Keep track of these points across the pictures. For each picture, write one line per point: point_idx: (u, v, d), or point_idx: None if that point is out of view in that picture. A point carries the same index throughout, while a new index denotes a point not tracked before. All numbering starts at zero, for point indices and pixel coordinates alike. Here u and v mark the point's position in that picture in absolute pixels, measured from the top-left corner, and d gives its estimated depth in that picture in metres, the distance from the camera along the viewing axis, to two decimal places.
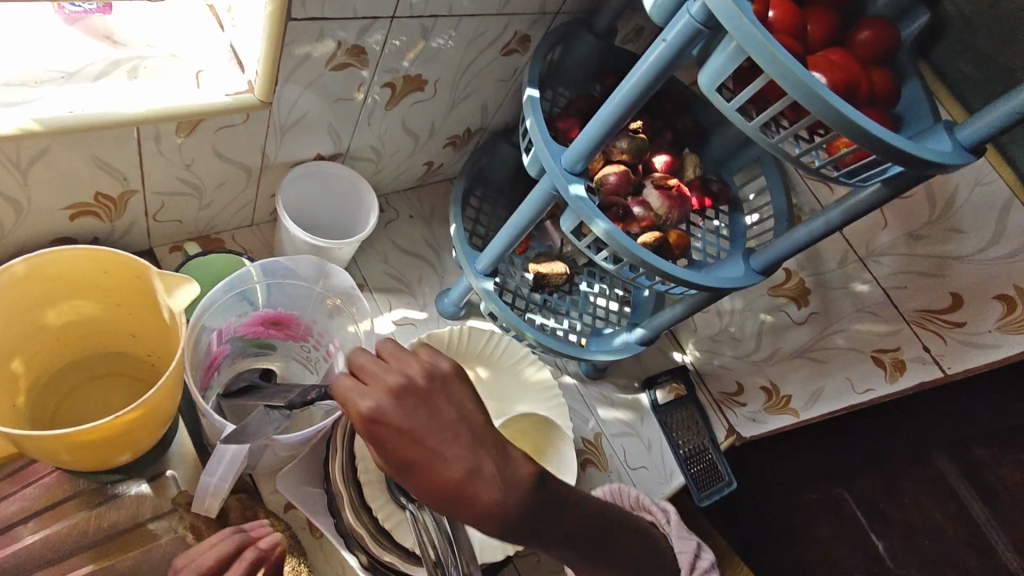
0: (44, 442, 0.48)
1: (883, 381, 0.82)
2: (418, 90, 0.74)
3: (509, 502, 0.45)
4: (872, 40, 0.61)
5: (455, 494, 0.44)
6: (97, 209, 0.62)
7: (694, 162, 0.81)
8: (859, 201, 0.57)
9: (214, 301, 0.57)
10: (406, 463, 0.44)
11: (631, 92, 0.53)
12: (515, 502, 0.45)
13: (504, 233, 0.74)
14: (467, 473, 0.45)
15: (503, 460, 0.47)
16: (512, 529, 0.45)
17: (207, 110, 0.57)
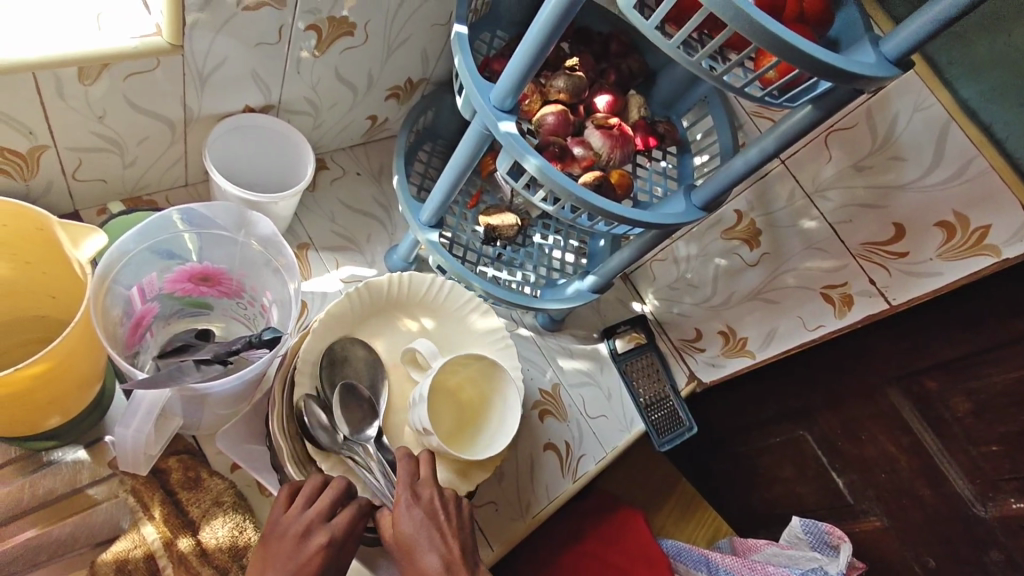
0: None
1: (832, 317, 0.83)
2: (347, 35, 0.71)
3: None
4: None
5: (403, 515, 0.55)
6: (6, 166, 0.60)
7: (638, 103, 0.78)
8: (791, 124, 0.56)
9: (128, 254, 0.56)
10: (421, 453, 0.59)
11: (553, 15, 0.51)
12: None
13: (443, 180, 0.72)
14: (425, 517, 0.54)
15: (445, 548, 0.53)
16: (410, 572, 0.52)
17: (113, 56, 0.54)
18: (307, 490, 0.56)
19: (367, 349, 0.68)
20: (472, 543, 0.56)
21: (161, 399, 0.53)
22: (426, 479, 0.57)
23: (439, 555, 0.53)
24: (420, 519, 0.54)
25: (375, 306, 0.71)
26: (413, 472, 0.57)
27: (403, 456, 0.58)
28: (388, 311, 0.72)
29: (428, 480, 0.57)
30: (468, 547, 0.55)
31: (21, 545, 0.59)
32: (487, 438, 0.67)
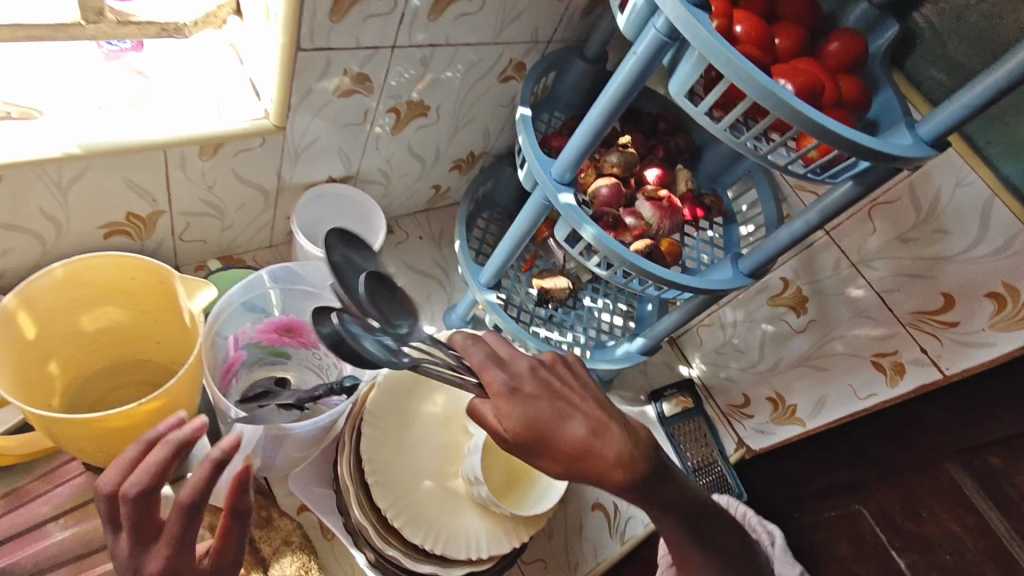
0: (73, 433, 0.50)
1: (884, 385, 0.83)
2: (421, 116, 0.80)
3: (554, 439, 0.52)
4: (842, 50, 0.64)
5: (514, 397, 0.52)
6: (128, 228, 0.68)
7: (685, 177, 0.84)
8: (833, 199, 0.60)
9: (230, 304, 0.62)
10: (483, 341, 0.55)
11: (611, 101, 0.56)
12: (571, 447, 0.52)
13: (502, 246, 0.78)
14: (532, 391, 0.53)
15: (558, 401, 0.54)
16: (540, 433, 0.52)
17: (228, 135, 0.63)
18: (107, 513, 0.44)
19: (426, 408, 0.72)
20: (620, 420, 0.57)
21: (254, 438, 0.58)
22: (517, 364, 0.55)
23: (579, 423, 0.54)
24: (542, 411, 0.52)
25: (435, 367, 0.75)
26: (490, 353, 0.54)
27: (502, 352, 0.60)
28: None
29: (519, 365, 0.55)
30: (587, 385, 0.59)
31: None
32: (534, 497, 0.69)
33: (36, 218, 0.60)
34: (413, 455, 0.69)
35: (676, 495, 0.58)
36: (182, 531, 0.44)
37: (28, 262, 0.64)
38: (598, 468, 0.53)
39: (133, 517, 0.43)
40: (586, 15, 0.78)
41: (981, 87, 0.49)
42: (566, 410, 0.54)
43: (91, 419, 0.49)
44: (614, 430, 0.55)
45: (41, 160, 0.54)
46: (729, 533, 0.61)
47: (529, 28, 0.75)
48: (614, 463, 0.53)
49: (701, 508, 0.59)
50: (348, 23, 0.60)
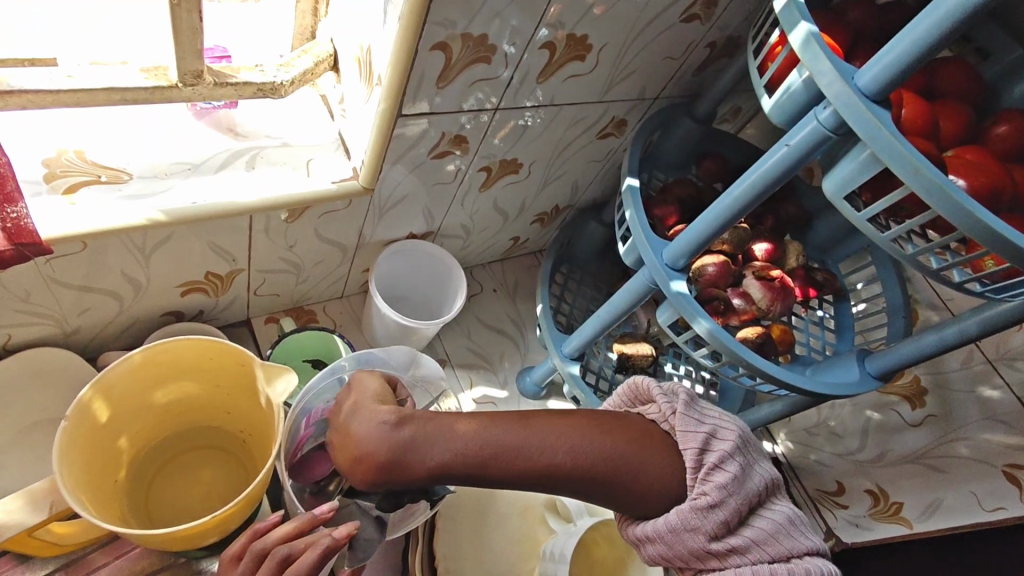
0: (148, 543, 0.46)
1: (1017, 502, 0.75)
2: (512, 173, 0.74)
3: (353, 477, 0.45)
4: (1013, 134, 0.55)
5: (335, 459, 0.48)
6: (206, 285, 0.64)
7: (797, 250, 0.75)
8: (1001, 311, 0.51)
9: (312, 387, 0.57)
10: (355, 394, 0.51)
11: (748, 190, 0.49)
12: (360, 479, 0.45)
13: (594, 319, 0.71)
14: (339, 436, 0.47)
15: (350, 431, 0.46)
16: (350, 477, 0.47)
17: (316, 197, 0.59)
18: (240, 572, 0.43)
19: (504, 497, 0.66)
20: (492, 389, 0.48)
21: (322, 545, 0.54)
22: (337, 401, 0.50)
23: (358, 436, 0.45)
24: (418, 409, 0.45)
25: None
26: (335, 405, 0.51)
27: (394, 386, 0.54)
28: None
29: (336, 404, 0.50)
30: (372, 406, 0.47)
31: None
32: None
33: (114, 278, 0.56)
34: (488, 550, 0.63)
35: (472, 438, 0.44)
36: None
37: (104, 318, 0.61)
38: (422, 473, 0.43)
39: None
40: (700, 71, 0.72)
41: None
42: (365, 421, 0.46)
43: (169, 534, 0.44)
44: (369, 412, 0.46)
45: (126, 228, 0.50)
46: (555, 445, 0.44)
47: (638, 87, 0.69)
48: (352, 456, 0.45)
49: (494, 453, 0.43)
50: (454, 88, 0.56)
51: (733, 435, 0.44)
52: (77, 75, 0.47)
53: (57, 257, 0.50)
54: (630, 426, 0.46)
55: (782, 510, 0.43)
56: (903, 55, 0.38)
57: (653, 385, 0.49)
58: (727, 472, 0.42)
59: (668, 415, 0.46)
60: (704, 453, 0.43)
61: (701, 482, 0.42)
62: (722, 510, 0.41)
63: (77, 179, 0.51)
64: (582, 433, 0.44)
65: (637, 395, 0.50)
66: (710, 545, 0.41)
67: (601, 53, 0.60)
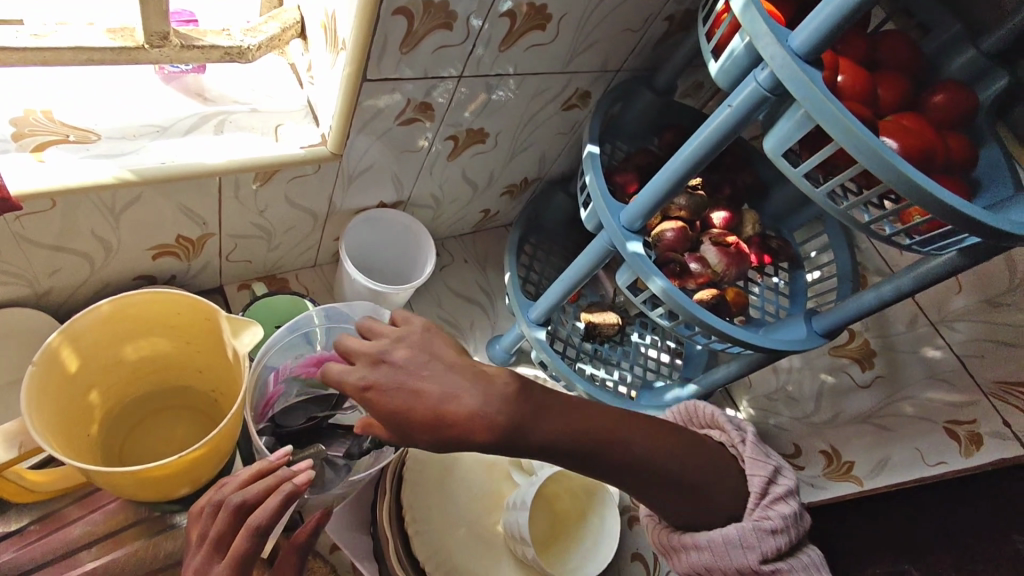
0: (116, 483, 0.48)
1: (957, 454, 0.76)
2: (479, 143, 0.77)
3: (468, 435, 0.44)
4: (948, 103, 0.59)
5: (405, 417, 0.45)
6: (177, 249, 0.66)
7: (753, 219, 0.79)
8: (934, 267, 0.54)
9: (274, 342, 0.59)
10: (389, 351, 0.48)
11: (696, 152, 0.52)
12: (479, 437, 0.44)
13: (558, 284, 0.74)
14: (428, 399, 0.45)
15: (473, 378, 0.47)
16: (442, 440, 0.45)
17: (284, 160, 0.60)
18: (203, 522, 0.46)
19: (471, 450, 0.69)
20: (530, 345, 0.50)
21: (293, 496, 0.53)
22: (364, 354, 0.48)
23: (468, 399, 0.45)
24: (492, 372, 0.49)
25: None
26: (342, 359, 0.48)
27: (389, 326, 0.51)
28: None
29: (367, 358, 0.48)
30: (460, 373, 0.47)
31: None
32: (577, 559, 0.64)
33: (84, 238, 0.58)
34: (451, 501, 0.66)
35: (577, 423, 0.49)
36: (251, 548, 0.44)
37: (75, 280, 0.62)
38: (544, 437, 0.47)
39: (223, 526, 0.44)
40: (661, 44, 0.74)
41: None
42: (481, 379, 0.47)
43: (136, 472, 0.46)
44: (478, 385, 0.47)
45: (95, 185, 0.51)
46: (639, 452, 0.51)
47: (599, 58, 0.71)
48: (471, 412, 0.45)
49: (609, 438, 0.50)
50: (417, 54, 0.58)
51: (791, 481, 0.55)
52: (43, 34, 0.48)
53: (26, 214, 0.52)
54: (718, 454, 0.57)
55: (813, 553, 0.52)
56: (831, 18, 0.41)
57: (719, 413, 0.61)
58: (789, 505, 0.53)
59: (740, 444, 0.58)
60: (772, 484, 0.55)
61: (764, 508, 0.53)
62: (779, 534, 0.51)
63: (45, 138, 0.52)
64: (659, 445, 0.53)
65: (699, 418, 0.62)
66: (762, 564, 0.50)
67: (561, 23, 0.62)
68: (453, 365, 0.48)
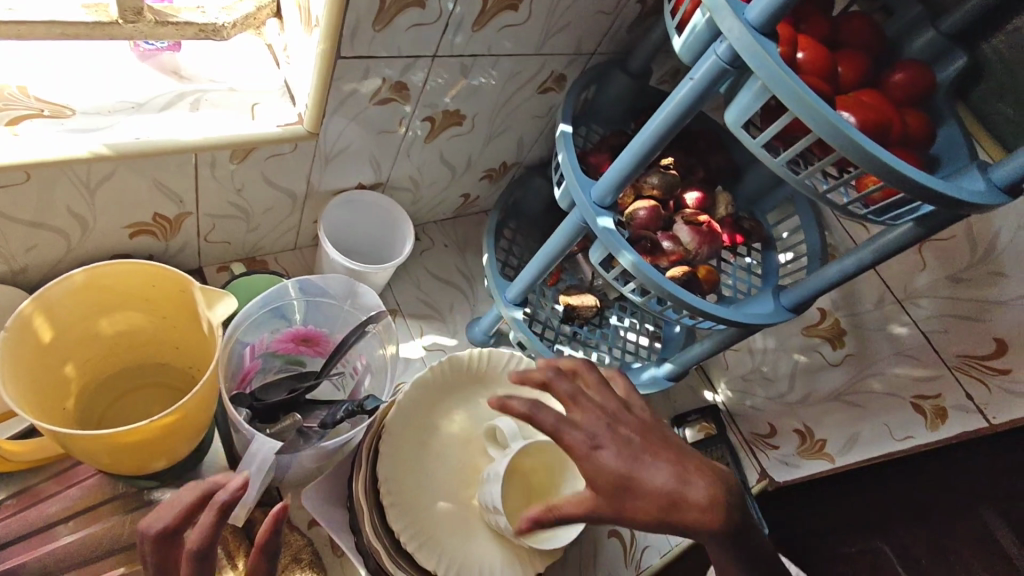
0: (88, 446, 0.48)
1: (924, 428, 0.78)
2: (456, 125, 0.78)
3: (699, 514, 0.47)
4: (907, 82, 0.60)
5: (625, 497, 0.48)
6: (154, 228, 0.66)
7: (726, 199, 0.81)
8: (892, 239, 0.56)
9: (248, 312, 0.61)
10: (553, 420, 0.50)
11: (661, 126, 0.54)
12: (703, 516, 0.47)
13: (533, 263, 0.75)
14: (622, 481, 0.48)
15: (675, 459, 0.50)
16: (718, 515, 0.48)
17: (260, 138, 0.61)
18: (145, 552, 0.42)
19: (448, 427, 0.70)
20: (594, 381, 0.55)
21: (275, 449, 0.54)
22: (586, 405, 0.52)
23: (669, 473, 0.49)
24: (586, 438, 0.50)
25: (450, 379, 0.72)
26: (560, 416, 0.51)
27: (529, 410, 0.50)
28: (469, 385, 0.72)
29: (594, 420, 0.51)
30: (663, 460, 0.49)
31: None
32: (545, 531, 0.65)
33: (60, 214, 0.58)
34: (424, 475, 0.67)
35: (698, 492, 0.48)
36: None
37: (52, 258, 0.63)
38: (702, 518, 0.47)
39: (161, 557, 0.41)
40: (633, 28, 0.76)
41: None
42: (684, 472, 0.49)
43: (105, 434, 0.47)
44: (681, 473, 0.49)
45: (70, 159, 0.52)
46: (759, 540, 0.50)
47: (573, 40, 0.73)
48: (661, 503, 0.47)
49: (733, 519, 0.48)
50: (391, 31, 0.59)
51: None
52: (18, 9, 0.49)
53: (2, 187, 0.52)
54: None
55: None
56: None
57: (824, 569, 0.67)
58: None
59: None
60: None
61: None
62: None
63: (21, 113, 0.53)
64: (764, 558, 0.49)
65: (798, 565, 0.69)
66: None
67: (533, 4, 0.64)
68: (639, 444, 0.50)
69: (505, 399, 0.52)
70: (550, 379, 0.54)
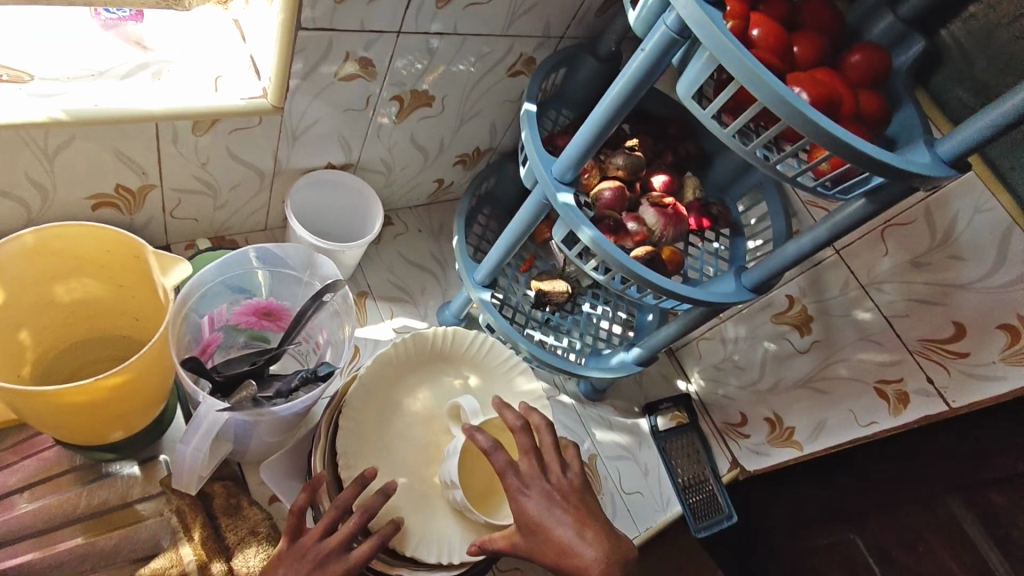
0: (33, 405, 0.48)
1: (887, 415, 0.80)
2: (425, 106, 0.78)
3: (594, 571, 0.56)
4: (863, 63, 0.61)
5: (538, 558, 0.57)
6: (118, 200, 0.66)
7: (693, 184, 0.82)
8: (844, 217, 0.57)
9: (203, 276, 0.61)
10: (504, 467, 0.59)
11: (616, 99, 0.54)
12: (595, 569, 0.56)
13: (500, 244, 0.75)
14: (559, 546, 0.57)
15: (578, 515, 0.59)
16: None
17: (221, 111, 0.61)
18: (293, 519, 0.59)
19: (411, 405, 0.70)
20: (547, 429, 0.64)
21: (224, 418, 0.54)
22: (528, 464, 0.60)
23: (572, 526, 0.58)
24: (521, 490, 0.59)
25: (415, 356, 0.72)
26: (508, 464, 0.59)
27: (489, 447, 0.60)
28: (434, 362, 0.73)
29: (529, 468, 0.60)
30: (569, 515, 0.58)
31: (66, 552, 0.60)
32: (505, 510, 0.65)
33: (19, 181, 0.58)
34: (387, 450, 0.67)
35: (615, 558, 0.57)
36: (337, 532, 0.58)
37: (13, 227, 0.63)
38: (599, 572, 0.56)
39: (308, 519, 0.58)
40: (601, 13, 0.76)
41: (991, 116, 0.46)
42: (586, 533, 0.58)
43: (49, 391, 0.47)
44: (585, 535, 0.58)
45: (25, 124, 0.52)
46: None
47: (541, 22, 0.73)
48: (564, 547, 0.57)
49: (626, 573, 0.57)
50: (352, 3, 0.59)
51: None
52: None
53: None
54: None
55: None
56: None
57: None
58: None
59: None
60: None
61: None
62: None
63: None
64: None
65: None
66: None
67: None
68: (558, 499, 0.59)
69: (473, 432, 0.61)
70: (518, 429, 0.62)
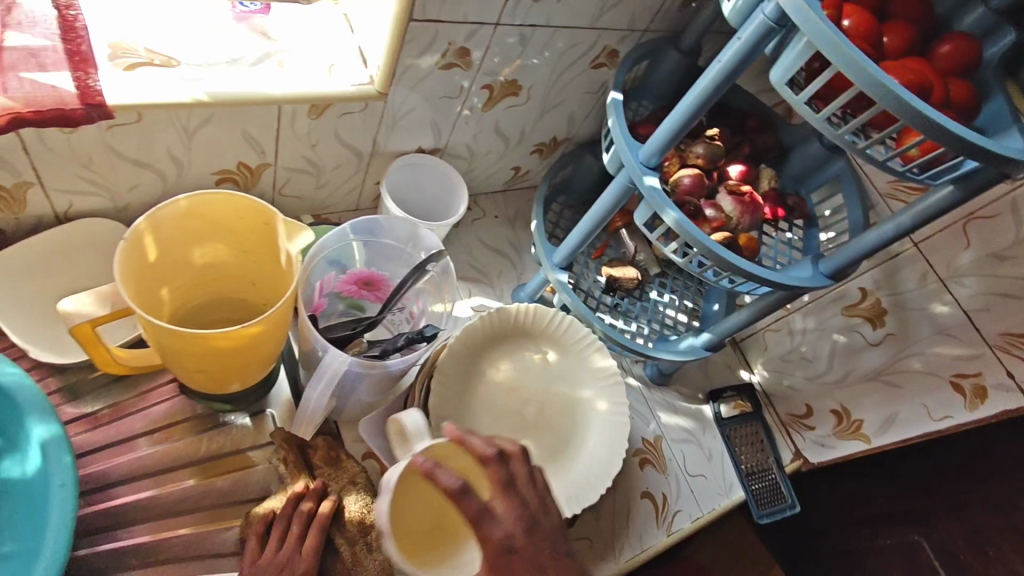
0: (180, 347, 0.55)
1: (962, 408, 0.80)
2: (513, 95, 0.82)
3: None
4: (953, 53, 0.62)
5: None
6: (237, 176, 0.73)
7: (769, 175, 0.83)
8: (929, 205, 0.58)
9: (323, 242, 0.67)
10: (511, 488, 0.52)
11: (709, 84, 0.57)
12: None
13: (579, 227, 0.79)
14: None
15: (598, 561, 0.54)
16: None
17: (335, 96, 0.67)
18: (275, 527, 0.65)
19: (493, 376, 0.75)
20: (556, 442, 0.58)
21: (345, 366, 0.60)
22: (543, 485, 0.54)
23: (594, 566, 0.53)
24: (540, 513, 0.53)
25: (498, 330, 0.76)
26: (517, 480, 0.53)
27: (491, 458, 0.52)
28: (515, 337, 0.77)
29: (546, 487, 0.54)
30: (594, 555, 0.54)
31: (184, 491, 0.68)
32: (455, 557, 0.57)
33: (160, 156, 0.66)
34: (472, 416, 0.73)
35: None
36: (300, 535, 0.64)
37: (151, 197, 0.71)
38: None
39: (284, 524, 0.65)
40: (686, 6, 0.79)
41: None
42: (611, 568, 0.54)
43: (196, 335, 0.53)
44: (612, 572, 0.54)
45: (175, 103, 0.59)
46: None
47: (628, 15, 0.77)
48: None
49: None
50: None
51: None
52: None
53: (117, 124, 0.59)
54: None
55: None
56: None
57: None
58: None
59: None
60: None
61: None
62: None
63: (136, 60, 0.60)
64: None
65: None
66: None
67: None
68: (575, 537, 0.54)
69: (469, 449, 0.52)
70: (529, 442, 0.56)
